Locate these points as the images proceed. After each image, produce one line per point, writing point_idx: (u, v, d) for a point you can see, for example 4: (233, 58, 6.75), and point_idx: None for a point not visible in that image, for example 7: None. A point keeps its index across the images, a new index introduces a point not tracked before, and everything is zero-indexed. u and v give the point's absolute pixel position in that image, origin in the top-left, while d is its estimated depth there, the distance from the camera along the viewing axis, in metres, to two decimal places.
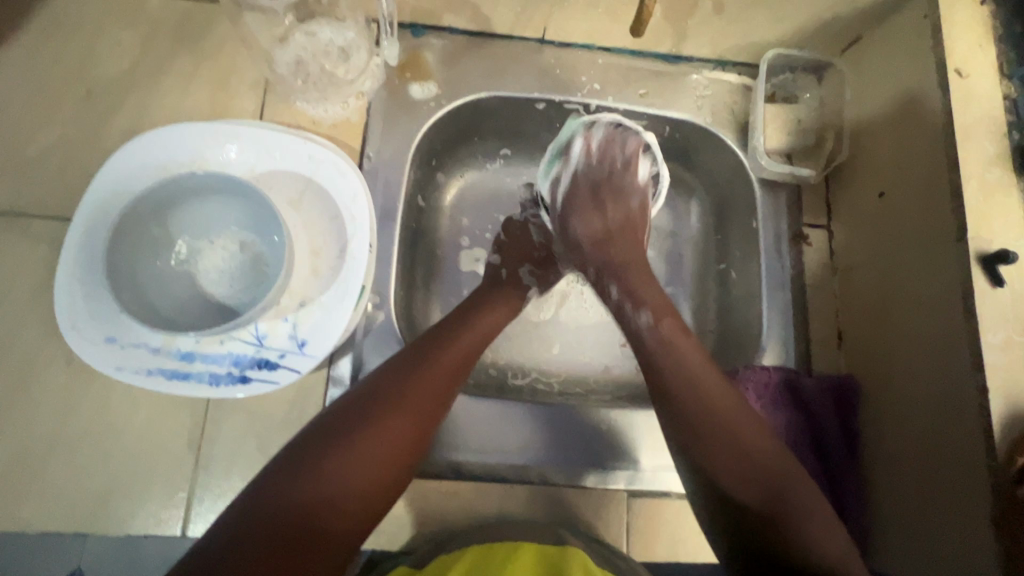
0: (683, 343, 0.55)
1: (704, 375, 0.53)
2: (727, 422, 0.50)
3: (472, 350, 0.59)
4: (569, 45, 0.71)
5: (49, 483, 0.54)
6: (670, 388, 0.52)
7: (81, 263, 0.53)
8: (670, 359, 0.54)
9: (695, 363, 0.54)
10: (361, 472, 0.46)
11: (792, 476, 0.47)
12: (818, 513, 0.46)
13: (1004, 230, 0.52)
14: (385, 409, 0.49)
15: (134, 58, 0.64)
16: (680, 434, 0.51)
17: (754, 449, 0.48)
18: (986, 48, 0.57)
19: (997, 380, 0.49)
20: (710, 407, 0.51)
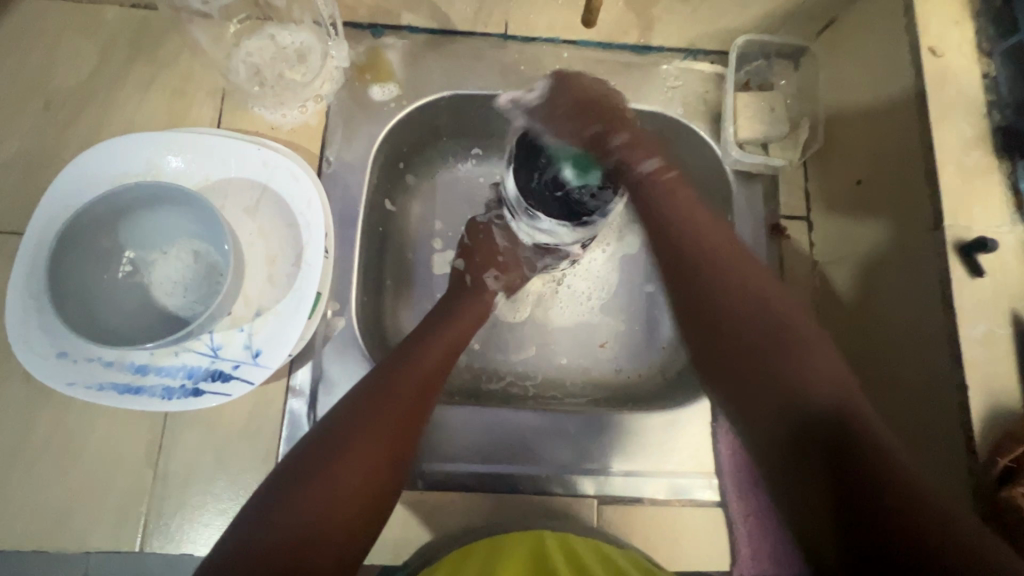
0: (681, 194, 0.56)
1: (706, 228, 0.53)
2: (718, 263, 0.51)
3: (440, 360, 0.57)
4: (533, 39, 0.69)
5: (8, 500, 0.53)
6: (684, 261, 0.52)
7: (30, 278, 0.52)
8: (691, 240, 0.53)
9: (702, 221, 0.54)
10: (331, 510, 0.44)
11: (825, 365, 0.44)
12: (807, 369, 0.43)
13: (984, 217, 0.49)
14: (358, 435, 0.47)
15: (91, 71, 0.63)
16: (673, 275, 0.53)
17: (815, 357, 0.44)
18: (962, 25, 0.54)
19: (977, 376, 0.46)
20: (745, 293, 0.49)
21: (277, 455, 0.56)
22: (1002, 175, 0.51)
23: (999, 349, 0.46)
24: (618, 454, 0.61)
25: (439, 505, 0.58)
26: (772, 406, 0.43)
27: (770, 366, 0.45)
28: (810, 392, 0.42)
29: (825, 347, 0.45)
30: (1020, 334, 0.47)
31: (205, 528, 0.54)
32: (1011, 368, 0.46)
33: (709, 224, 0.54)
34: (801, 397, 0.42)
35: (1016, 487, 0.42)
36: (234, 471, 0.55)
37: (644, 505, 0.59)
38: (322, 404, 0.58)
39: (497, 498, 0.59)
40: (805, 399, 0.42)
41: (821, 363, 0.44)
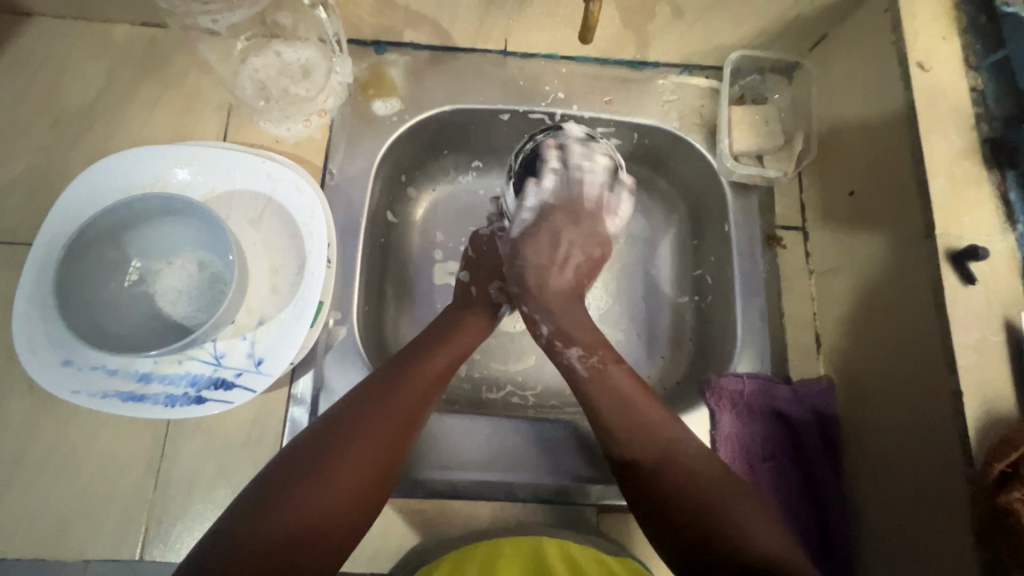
0: (615, 374, 0.56)
1: (636, 405, 0.53)
2: (641, 429, 0.51)
3: (440, 373, 0.57)
4: (532, 55, 0.71)
5: (10, 508, 0.54)
6: (625, 431, 0.52)
7: (38, 288, 0.53)
8: (608, 399, 0.54)
9: (625, 386, 0.55)
10: (325, 504, 0.45)
11: (753, 518, 0.45)
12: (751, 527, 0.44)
13: (975, 226, 0.50)
14: (356, 438, 0.49)
15: (102, 87, 0.65)
16: (619, 442, 0.52)
17: (741, 515, 0.45)
18: (950, 40, 0.55)
19: (972, 383, 0.46)
20: (667, 451, 0.50)
21: None
22: (993, 185, 0.51)
23: (993, 356, 0.47)
24: None
25: (438, 513, 0.58)
26: (700, 518, 0.45)
27: (716, 513, 0.45)
28: (727, 522, 0.44)
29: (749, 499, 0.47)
30: (1014, 341, 0.47)
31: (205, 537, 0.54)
32: (1005, 374, 0.46)
33: (653, 408, 0.53)
34: (736, 543, 0.43)
35: (1013, 491, 0.42)
36: (235, 479, 0.56)
37: None
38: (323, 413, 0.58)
39: (496, 507, 0.59)
40: (745, 555, 0.42)
41: (755, 524, 0.44)
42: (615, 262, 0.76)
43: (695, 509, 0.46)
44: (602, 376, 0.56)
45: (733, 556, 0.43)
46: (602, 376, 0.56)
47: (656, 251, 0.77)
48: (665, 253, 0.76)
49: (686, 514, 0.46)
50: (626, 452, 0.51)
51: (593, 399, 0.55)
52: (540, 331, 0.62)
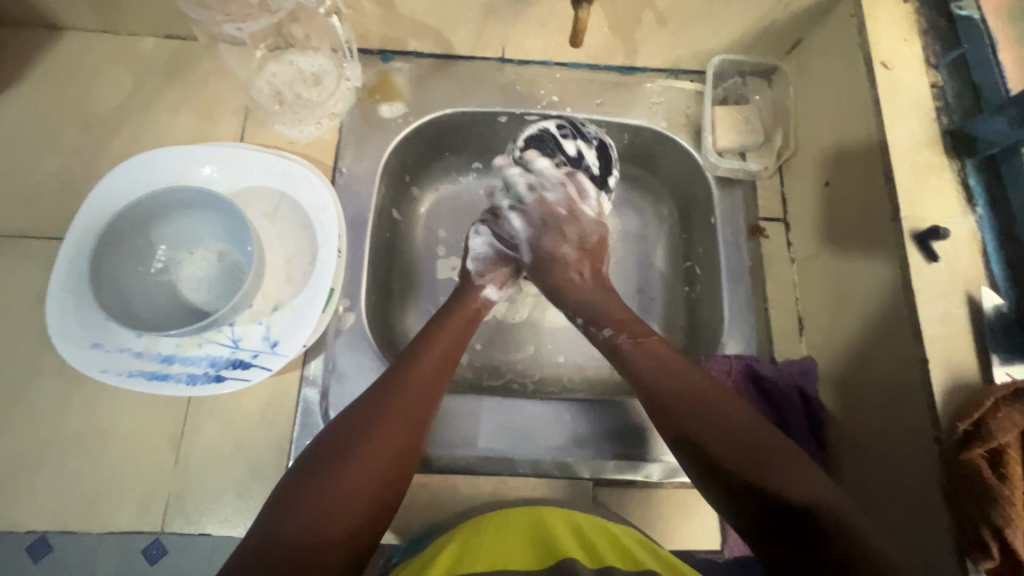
0: (652, 342, 0.57)
1: (678, 372, 0.53)
2: (703, 401, 0.50)
3: (438, 369, 0.56)
4: (528, 62, 0.76)
5: (40, 483, 0.57)
6: (668, 391, 0.52)
7: (70, 275, 0.57)
8: (650, 366, 0.55)
9: (662, 353, 0.56)
10: (352, 491, 0.45)
11: (794, 467, 0.44)
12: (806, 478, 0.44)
13: (937, 210, 0.54)
14: (379, 423, 0.49)
15: (128, 93, 0.70)
16: (667, 420, 0.51)
17: (785, 459, 0.45)
18: (911, 41, 0.60)
19: (938, 352, 0.50)
20: (705, 403, 0.50)
21: (291, 439, 0.60)
22: (954, 172, 0.56)
23: (956, 326, 0.51)
24: (615, 439, 0.64)
25: (443, 488, 0.61)
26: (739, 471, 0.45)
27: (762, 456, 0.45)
28: (772, 470, 0.44)
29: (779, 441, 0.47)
30: (976, 313, 0.51)
31: (223, 510, 0.58)
32: (967, 343, 0.50)
33: (688, 368, 0.54)
34: (783, 485, 0.43)
35: (975, 448, 0.46)
36: (250, 455, 0.59)
37: (637, 487, 0.63)
38: (334, 393, 0.62)
39: (498, 482, 0.62)
40: (795, 499, 0.42)
41: (804, 474, 0.44)
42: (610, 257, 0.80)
43: (737, 456, 0.46)
44: (637, 345, 0.58)
45: (791, 502, 0.42)
46: (637, 352, 0.57)
47: (647, 245, 0.81)
48: (656, 246, 0.81)
49: (731, 467, 0.46)
50: (671, 414, 0.51)
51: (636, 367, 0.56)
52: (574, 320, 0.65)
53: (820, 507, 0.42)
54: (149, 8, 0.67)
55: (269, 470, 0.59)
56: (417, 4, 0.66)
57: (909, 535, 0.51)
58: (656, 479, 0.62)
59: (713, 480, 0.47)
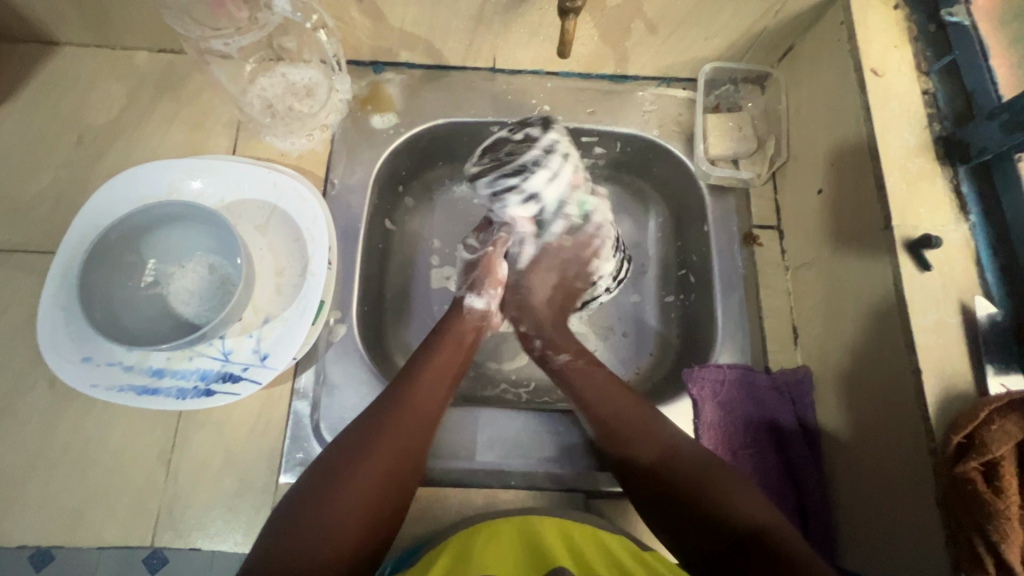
0: (581, 375, 0.62)
1: (616, 398, 0.59)
2: (644, 425, 0.56)
3: (442, 387, 0.58)
4: (519, 71, 0.76)
5: (30, 498, 0.57)
6: (613, 425, 0.57)
7: (62, 289, 0.58)
8: (590, 397, 0.59)
9: (597, 382, 0.61)
10: (350, 511, 0.47)
11: (738, 492, 0.50)
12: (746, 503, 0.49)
13: (929, 217, 0.54)
14: (377, 441, 0.51)
15: (121, 107, 0.70)
16: (610, 445, 0.57)
17: (728, 483, 0.50)
18: (901, 48, 0.60)
19: (931, 363, 0.49)
20: (647, 437, 0.55)
21: (282, 452, 0.59)
22: (946, 180, 0.55)
23: (950, 336, 0.50)
24: None
25: (434, 501, 0.61)
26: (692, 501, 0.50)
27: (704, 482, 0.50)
28: (721, 498, 0.49)
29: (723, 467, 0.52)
30: (969, 322, 0.50)
31: (212, 523, 0.57)
32: (961, 353, 0.50)
33: (626, 399, 0.59)
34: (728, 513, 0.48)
35: (970, 461, 0.45)
36: (240, 468, 0.59)
37: (630, 499, 0.62)
38: (325, 406, 0.62)
39: (489, 494, 0.61)
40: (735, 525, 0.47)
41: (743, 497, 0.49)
42: None
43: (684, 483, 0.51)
44: (587, 375, 0.62)
45: (733, 527, 0.47)
46: (584, 380, 0.61)
47: (641, 253, 0.80)
48: (650, 254, 0.80)
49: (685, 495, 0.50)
50: (617, 445, 0.56)
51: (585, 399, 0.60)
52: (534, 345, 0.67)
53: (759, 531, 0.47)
54: (142, 22, 0.67)
55: (259, 483, 0.59)
56: (407, 16, 0.66)
57: (904, 547, 0.51)
58: None
59: (660, 514, 0.52)
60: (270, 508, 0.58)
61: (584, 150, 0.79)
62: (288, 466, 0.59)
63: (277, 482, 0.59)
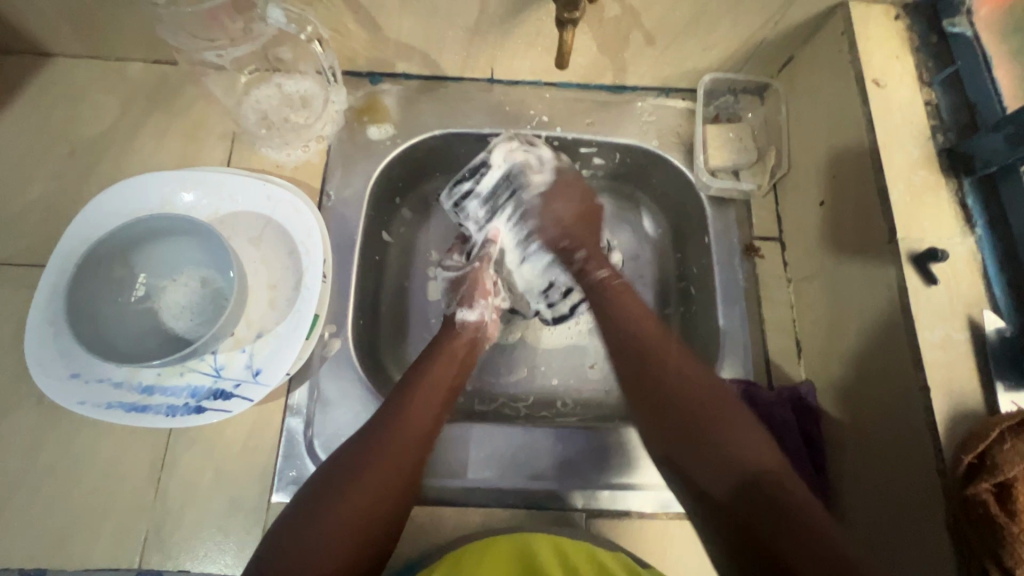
0: (629, 295, 0.63)
1: (622, 318, 0.61)
2: (668, 363, 0.56)
3: (438, 399, 0.57)
4: (517, 82, 0.75)
5: (14, 519, 0.55)
6: (639, 354, 0.57)
7: (50, 305, 0.56)
8: (631, 335, 0.59)
9: (636, 311, 0.61)
10: (338, 534, 0.46)
11: (744, 437, 0.49)
12: (749, 448, 0.49)
13: (934, 230, 0.53)
14: (370, 461, 0.50)
15: (115, 119, 0.70)
16: (633, 365, 0.57)
17: (736, 432, 0.50)
18: (903, 60, 0.59)
19: (938, 379, 0.48)
20: (677, 375, 0.54)
21: (274, 470, 0.58)
22: (951, 192, 0.55)
23: (957, 352, 0.49)
24: (607, 468, 0.62)
25: (430, 520, 0.59)
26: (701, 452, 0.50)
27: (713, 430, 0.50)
28: (736, 451, 0.48)
29: (743, 417, 0.51)
30: (977, 337, 0.49)
31: (202, 544, 0.56)
32: (969, 369, 0.48)
33: (668, 344, 0.58)
34: (739, 462, 0.48)
35: (982, 482, 0.44)
36: (232, 488, 0.57)
37: (630, 518, 0.60)
38: (319, 423, 0.60)
39: (487, 513, 0.60)
40: (745, 477, 0.47)
41: (752, 448, 0.49)
42: None
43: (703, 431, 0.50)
44: (607, 313, 0.62)
45: (734, 480, 0.47)
46: (621, 317, 0.61)
47: (641, 264, 0.79)
48: (650, 265, 0.79)
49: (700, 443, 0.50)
50: (639, 377, 0.56)
51: (619, 323, 0.60)
52: (574, 256, 0.67)
53: (763, 481, 0.46)
54: (136, 34, 0.67)
55: (251, 502, 0.57)
56: (403, 26, 0.65)
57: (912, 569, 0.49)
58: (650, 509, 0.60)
59: (678, 466, 0.51)
60: (262, 528, 0.56)
61: (583, 161, 0.78)
62: (280, 484, 0.58)
63: (269, 501, 0.57)
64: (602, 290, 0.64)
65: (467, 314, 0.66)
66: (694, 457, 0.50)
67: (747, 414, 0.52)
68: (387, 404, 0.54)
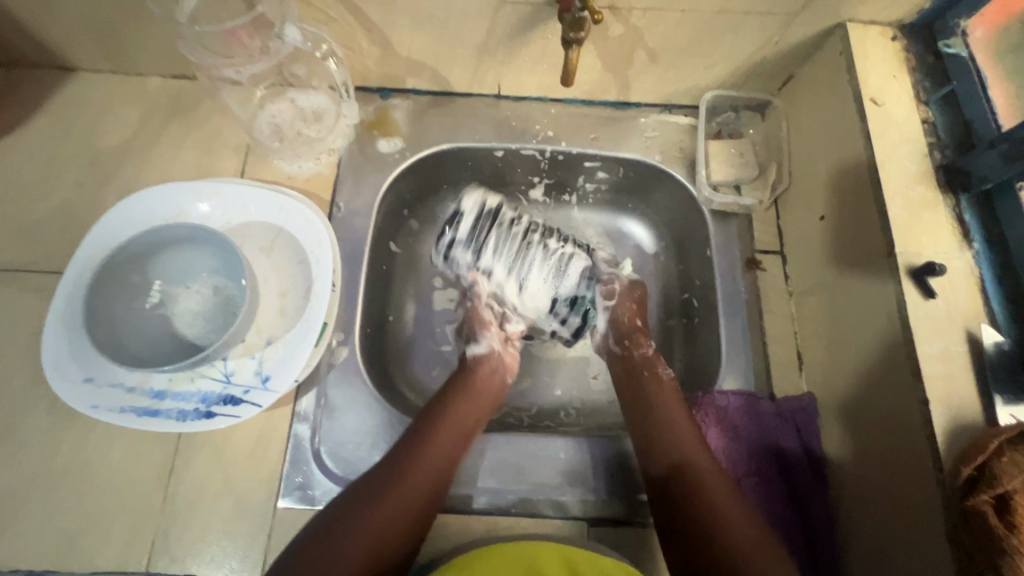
0: (662, 382, 0.64)
1: (669, 404, 0.61)
2: (687, 453, 0.56)
3: (466, 427, 0.59)
4: (523, 98, 0.77)
5: (26, 520, 0.56)
6: (668, 455, 0.56)
7: (66, 310, 0.58)
8: (661, 419, 0.60)
9: (666, 396, 0.62)
10: (360, 551, 0.47)
11: (757, 546, 0.49)
12: (766, 561, 0.48)
13: (932, 245, 0.54)
14: (398, 483, 0.52)
15: (133, 131, 0.72)
16: (647, 451, 0.58)
17: (747, 538, 0.49)
18: (900, 79, 0.61)
19: (938, 392, 0.49)
20: (705, 489, 0.53)
21: (281, 476, 0.59)
22: (949, 208, 0.56)
23: (956, 365, 0.50)
24: (609, 479, 0.63)
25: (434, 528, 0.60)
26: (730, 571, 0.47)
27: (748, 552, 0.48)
28: (757, 574, 0.47)
29: (770, 550, 0.49)
30: (976, 351, 0.50)
31: (209, 548, 0.57)
32: (968, 382, 0.49)
33: (697, 445, 0.57)
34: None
35: (981, 494, 0.44)
36: (239, 493, 0.58)
37: (632, 528, 0.61)
38: (325, 430, 0.61)
39: (490, 521, 0.60)
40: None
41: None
42: None
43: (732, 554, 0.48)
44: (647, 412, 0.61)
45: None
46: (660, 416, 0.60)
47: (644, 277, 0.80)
48: (652, 278, 0.80)
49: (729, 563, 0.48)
50: (665, 479, 0.55)
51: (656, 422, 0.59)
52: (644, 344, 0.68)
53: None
54: (156, 50, 0.69)
55: (257, 507, 0.58)
56: (414, 44, 0.67)
57: None
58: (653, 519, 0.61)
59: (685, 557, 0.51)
60: (268, 533, 0.57)
61: (587, 175, 0.79)
62: (286, 490, 0.58)
63: (275, 507, 0.58)
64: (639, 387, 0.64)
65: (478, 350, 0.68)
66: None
67: (772, 543, 0.50)
68: (416, 430, 0.57)
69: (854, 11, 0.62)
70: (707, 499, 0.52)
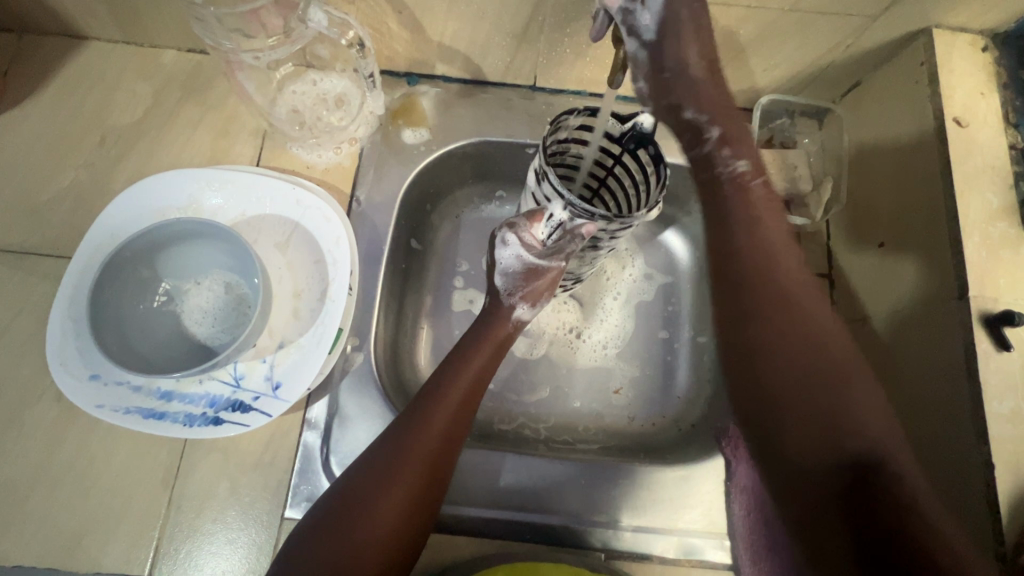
0: (758, 193, 0.48)
1: (771, 226, 0.46)
2: (787, 295, 0.44)
3: (463, 402, 0.53)
4: (561, 91, 0.71)
5: (30, 515, 0.55)
6: (745, 277, 0.45)
7: (73, 301, 0.55)
8: (750, 243, 0.45)
9: (765, 211, 0.47)
10: (364, 539, 0.45)
11: (872, 407, 0.40)
12: (878, 423, 0.39)
13: (1011, 290, 0.49)
14: (394, 468, 0.48)
15: (145, 109, 0.68)
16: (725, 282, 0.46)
17: (859, 397, 0.40)
18: (987, 96, 0.55)
19: (1004, 457, 0.45)
20: (796, 316, 0.43)
21: (289, 486, 0.57)
22: None
23: None
24: (632, 505, 0.60)
25: (444, 548, 0.57)
26: (807, 416, 0.40)
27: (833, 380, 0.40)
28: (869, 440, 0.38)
29: (862, 377, 0.41)
30: None
31: (213, 555, 0.55)
32: None
33: (794, 267, 0.45)
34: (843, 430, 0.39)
35: None
36: (246, 500, 0.56)
37: (651, 562, 0.58)
38: (335, 440, 0.58)
39: (502, 546, 0.58)
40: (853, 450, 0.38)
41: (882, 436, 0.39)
42: (633, 299, 0.76)
43: (816, 393, 0.40)
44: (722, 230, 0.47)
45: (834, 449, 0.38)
46: (740, 217, 0.47)
47: (675, 295, 0.76)
48: (684, 291, 0.76)
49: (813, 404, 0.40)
50: (736, 297, 0.45)
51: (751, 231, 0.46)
52: (707, 133, 0.50)
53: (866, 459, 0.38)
54: (172, 21, 0.65)
55: (265, 516, 0.56)
56: (447, 29, 0.62)
57: None
58: (673, 555, 0.57)
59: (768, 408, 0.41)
60: (274, 544, 0.55)
61: None
62: (294, 501, 0.56)
63: (282, 516, 0.56)
64: (714, 191, 0.48)
65: (498, 281, 0.61)
66: (809, 435, 0.39)
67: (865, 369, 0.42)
68: (410, 410, 0.52)
69: (941, 17, 0.55)
70: (799, 352, 0.42)
